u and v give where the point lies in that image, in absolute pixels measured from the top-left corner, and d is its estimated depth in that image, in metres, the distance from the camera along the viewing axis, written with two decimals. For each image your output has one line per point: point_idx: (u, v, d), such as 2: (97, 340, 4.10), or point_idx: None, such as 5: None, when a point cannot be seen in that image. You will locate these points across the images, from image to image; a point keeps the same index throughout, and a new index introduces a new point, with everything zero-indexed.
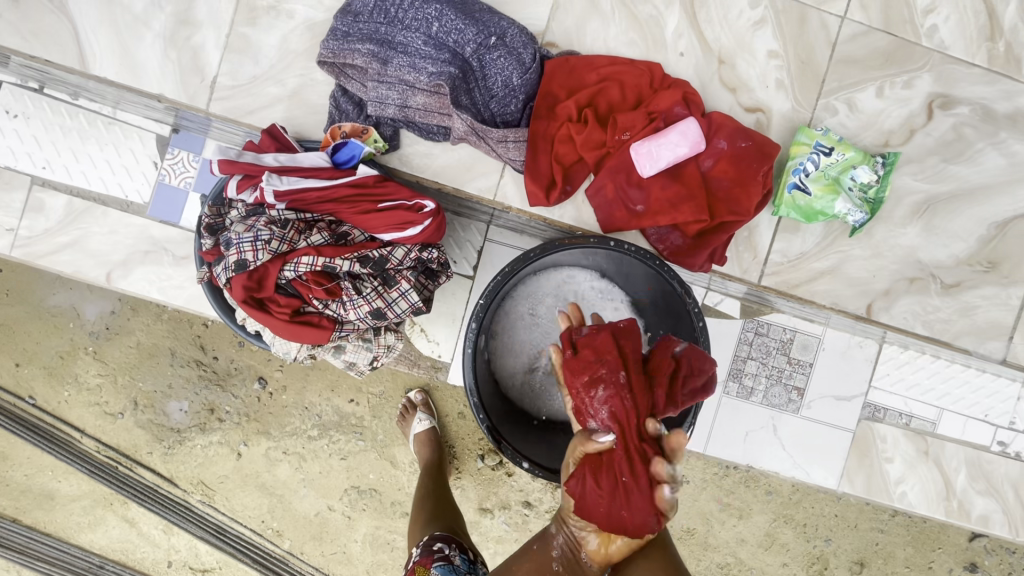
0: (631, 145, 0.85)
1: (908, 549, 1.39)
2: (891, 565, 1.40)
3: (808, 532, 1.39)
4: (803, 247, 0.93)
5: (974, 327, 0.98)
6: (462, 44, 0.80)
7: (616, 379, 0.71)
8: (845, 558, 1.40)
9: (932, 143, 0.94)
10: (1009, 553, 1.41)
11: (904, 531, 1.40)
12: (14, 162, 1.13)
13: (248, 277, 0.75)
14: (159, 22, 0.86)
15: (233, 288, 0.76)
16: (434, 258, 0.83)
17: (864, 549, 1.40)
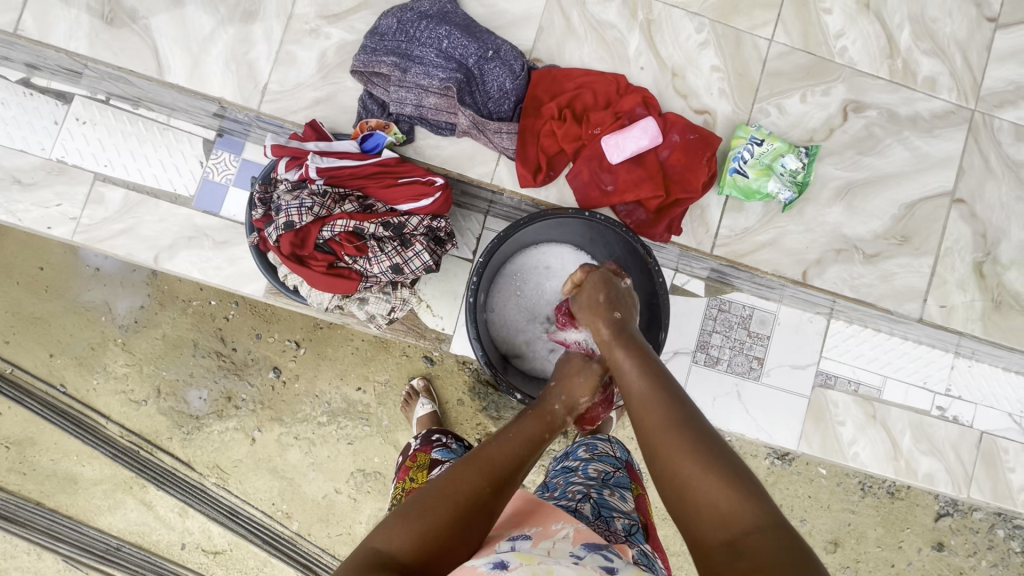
0: (601, 137, 1.06)
1: (879, 528, 1.54)
2: (864, 545, 1.55)
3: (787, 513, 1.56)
4: (747, 223, 1.13)
5: (894, 290, 1.16)
6: (466, 57, 1.02)
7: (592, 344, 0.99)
8: (822, 537, 1.55)
9: (848, 139, 1.15)
10: (974, 533, 1.56)
11: (875, 512, 1.56)
12: (81, 161, 1.32)
13: (294, 236, 0.94)
14: (223, 41, 1.07)
15: (281, 245, 0.94)
16: (441, 226, 1.00)
17: (839, 530, 1.55)
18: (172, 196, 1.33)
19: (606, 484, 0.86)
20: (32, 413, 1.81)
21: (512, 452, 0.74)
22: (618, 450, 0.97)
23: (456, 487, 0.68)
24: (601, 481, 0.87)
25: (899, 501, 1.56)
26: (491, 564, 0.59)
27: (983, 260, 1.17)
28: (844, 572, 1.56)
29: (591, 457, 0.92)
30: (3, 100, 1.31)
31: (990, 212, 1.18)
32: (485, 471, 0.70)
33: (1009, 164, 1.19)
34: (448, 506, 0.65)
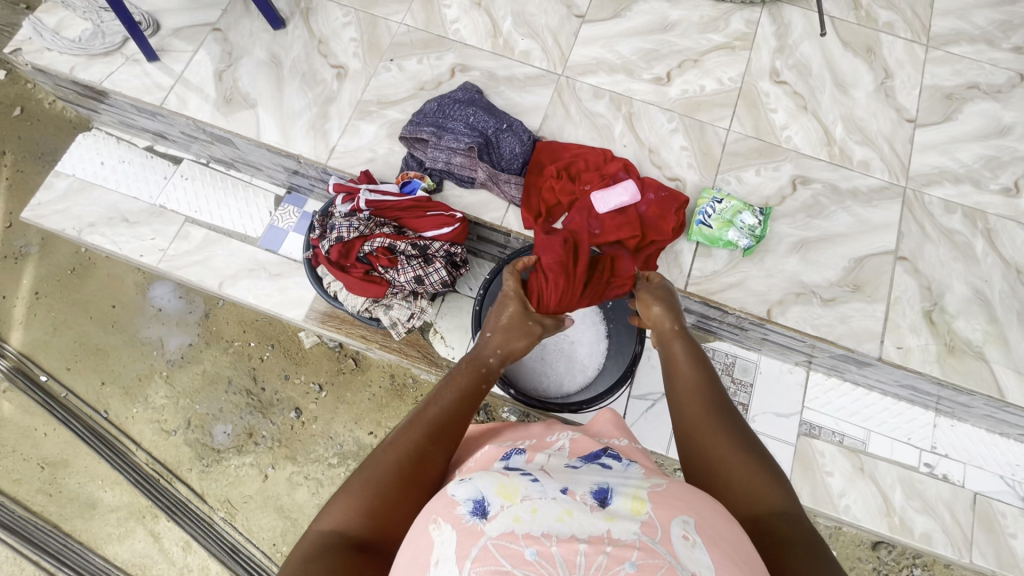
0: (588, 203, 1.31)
1: None
2: None
3: None
4: (715, 266, 1.33)
5: (852, 331, 1.31)
6: (487, 128, 1.33)
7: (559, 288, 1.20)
8: None
9: (798, 204, 1.39)
10: None
11: None
12: (177, 207, 1.66)
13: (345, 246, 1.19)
14: (307, 116, 1.43)
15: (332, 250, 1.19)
16: (458, 251, 1.25)
17: None
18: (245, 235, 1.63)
19: None
20: (72, 436, 1.97)
21: (448, 409, 0.83)
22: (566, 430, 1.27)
23: (400, 447, 0.75)
24: None
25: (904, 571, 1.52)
26: (472, 504, 0.62)
27: (932, 309, 1.33)
28: None
29: None
30: (130, 160, 1.70)
31: (932, 269, 1.36)
32: (423, 428, 0.79)
33: (942, 230, 1.39)
34: (390, 460, 0.74)
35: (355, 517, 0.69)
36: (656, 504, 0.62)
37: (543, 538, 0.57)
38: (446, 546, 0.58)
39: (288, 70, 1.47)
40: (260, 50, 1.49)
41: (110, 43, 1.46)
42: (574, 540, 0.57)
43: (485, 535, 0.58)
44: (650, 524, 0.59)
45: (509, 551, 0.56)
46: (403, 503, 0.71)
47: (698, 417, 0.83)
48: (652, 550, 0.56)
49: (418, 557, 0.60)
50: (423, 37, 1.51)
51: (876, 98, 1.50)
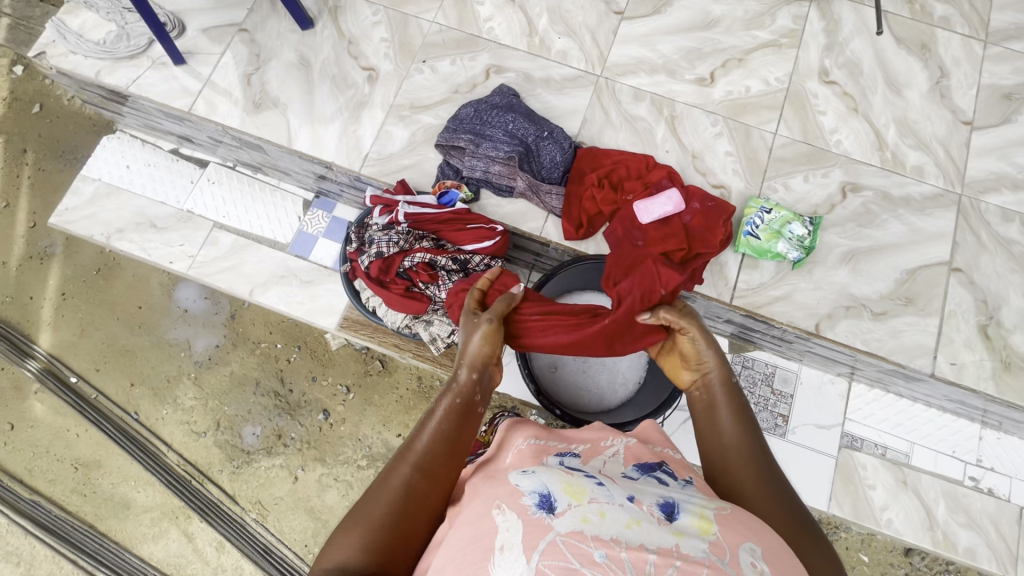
0: (624, 293, 1.15)
1: None
2: None
3: None
4: (761, 278, 1.29)
5: (904, 346, 1.27)
6: (527, 136, 1.29)
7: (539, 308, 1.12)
8: None
9: (848, 213, 1.34)
10: None
11: None
12: (205, 212, 1.63)
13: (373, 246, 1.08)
14: (339, 122, 1.39)
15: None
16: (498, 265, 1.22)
17: None
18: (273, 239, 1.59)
19: None
20: (103, 437, 1.98)
21: (447, 439, 0.77)
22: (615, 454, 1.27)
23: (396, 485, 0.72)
24: None
25: None
26: (539, 497, 0.62)
27: (987, 323, 1.28)
28: None
29: None
30: (155, 163, 1.67)
31: (988, 281, 1.31)
32: (416, 464, 0.74)
33: (999, 240, 1.33)
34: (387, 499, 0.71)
35: (351, 554, 0.67)
36: (723, 525, 0.60)
37: (612, 542, 0.56)
38: (512, 534, 0.59)
39: (318, 73, 1.43)
40: (288, 52, 1.44)
41: (136, 45, 1.42)
42: (643, 549, 0.56)
43: (553, 530, 0.58)
44: (718, 544, 0.57)
45: (578, 550, 0.55)
46: (399, 539, 0.70)
47: (727, 462, 0.77)
48: (720, 569, 0.55)
49: (478, 538, 0.60)
50: (455, 37, 1.45)
51: (931, 99, 1.43)
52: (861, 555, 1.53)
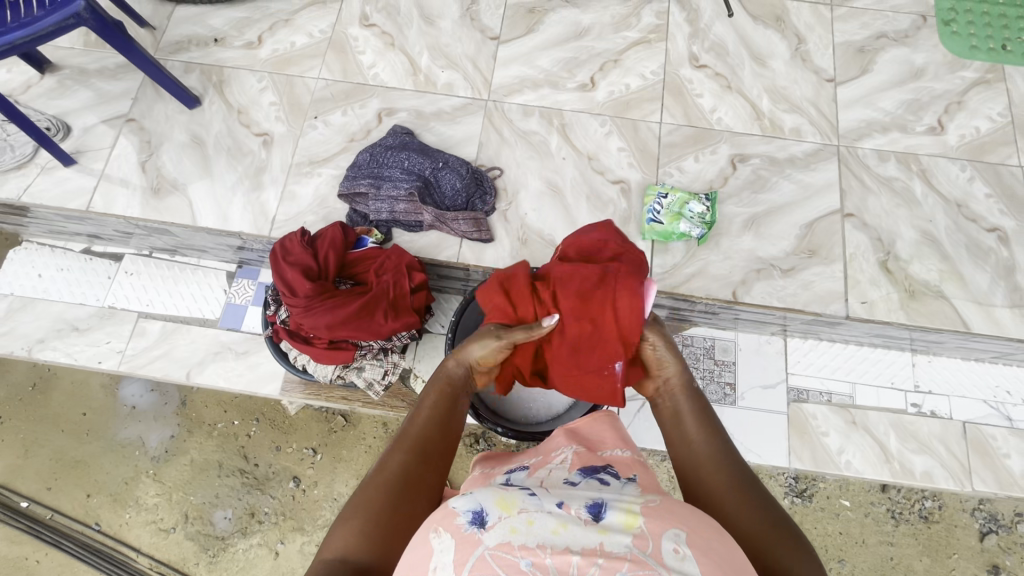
0: (328, 254, 1.19)
1: (923, 558, 1.71)
2: None
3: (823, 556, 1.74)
4: (674, 259, 1.35)
5: (817, 295, 1.34)
6: (424, 170, 1.32)
7: (320, 296, 1.12)
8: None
9: (741, 182, 1.42)
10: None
11: (914, 541, 1.73)
12: (128, 304, 1.60)
13: (326, 295, 1.13)
14: (241, 190, 1.40)
15: (304, 298, 1.12)
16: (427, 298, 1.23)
17: (883, 564, 1.72)
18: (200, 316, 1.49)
19: None
20: (67, 556, 1.89)
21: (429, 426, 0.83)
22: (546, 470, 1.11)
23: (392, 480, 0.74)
24: None
25: (942, 535, 1.73)
26: (471, 514, 0.61)
27: (886, 258, 1.37)
28: None
29: None
30: (68, 266, 1.63)
31: (878, 220, 1.40)
32: (406, 444, 0.79)
33: (881, 180, 1.43)
34: (382, 480, 0.74)
35: (350, 543, 0.68)
36: (648, 516, 0.60)
37: (538, 549, 0.56)
38: (444, 554, 0.57)
39: (213, 147, 1.44)
40: (180, 133, 1.45)
41: (22, 155, 1.42)
42: (568, 551, 0.56)
43: (482, 545, 0.57)
44: (643, 536, 0.57)
45: (505, 561, 0.55)
46: (391, 519, 0.70)
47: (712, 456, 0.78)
48: (642, 561, 0.54)
49: (412, 568, 0.58)
50: (343, 88, 1.49)
51: (794, 64, 1.54)
52: (841, 499, 1.74)
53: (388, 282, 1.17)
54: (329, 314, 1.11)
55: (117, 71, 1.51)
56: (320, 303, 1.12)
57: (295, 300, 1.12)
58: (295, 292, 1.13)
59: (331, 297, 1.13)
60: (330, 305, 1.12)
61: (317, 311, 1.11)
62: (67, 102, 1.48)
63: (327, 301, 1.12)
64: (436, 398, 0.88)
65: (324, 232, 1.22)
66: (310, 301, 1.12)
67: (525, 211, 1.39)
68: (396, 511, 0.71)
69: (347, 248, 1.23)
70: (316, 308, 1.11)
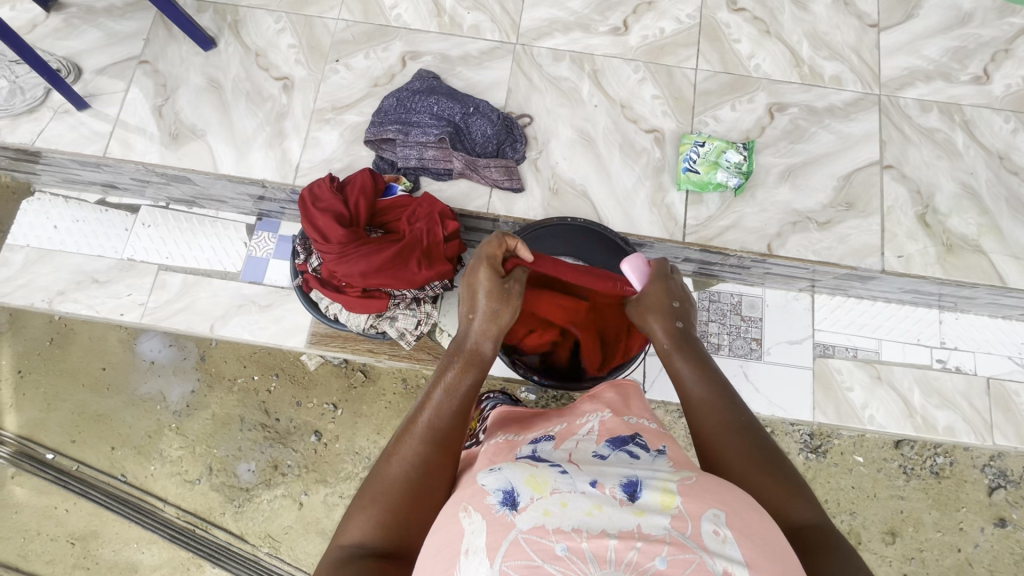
0: (358, 199, 1.15)
1: (933, 512, 1.75)
2: (924, 531, 1.75)
3: (837, 509, 1.78)
4: (708, 211, 1.32)
5: (853, 249, 1.32)
6: (454, 115, 1.27)
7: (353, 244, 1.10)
8: (878, 529, 1.76)
9: (778, 132, 1.38)
10: None
11: (924, 495, 1.76)
12: (147, 256, 1.57)
13: (359, 243, 1.10)
14: (263, 137, 1.36)
15: (337, 246, 1.09)
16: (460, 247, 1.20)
17: (893, 518, 1.76)
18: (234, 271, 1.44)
19: None
20: (94, 506, 1.92)
21: (440, 413, 0.77)
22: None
23: (409, 473, 0.71)
24: None
25: (953, 489, 1.76)
26: (501, 494, 0.57)
27: (925, 211, 1.34)
28: (910, 562, 1.74)
29: None
30: (84, 218, 1.60)
31: (918, 172, 1.36)
32: (419, 432, 0.75)
33: (922, 131, 1.39)
34: (396, 471, 0.71)
35: (367, 531, 0.67)
36: (686, 496, 0.55)
37: (573, 533, 0.52)
38: (475, 536, 0.54)
39: (231, 92, 1.39)
40: (196, 76, 1.39)
41: (33, 98, 1.37)
42: (604, 535, 0.52)
43: (515, 528, 0.53)
44: (681, 517, 0.53)
45: (540, 546, 0.51)
46: (416, 515, 0.69)
47: (702, 411, 0.77)
48: (682, 544, 0.50)
49: (444, 547, 0.55)
50: (365, 30, 1.42)
51: (836, 8, 1.47)
52: (856, 455, 1.77)
53: (421, 229, 1.14)
54: (364, 261, 1.09)
55: (126, 10, 1.43)
56: (354, 250, 1.09)
57: (328, 247, 1.10)
58: (328, 239, 1.10)
59: (364, 244, 1.10)
60: (365, 253, 1.09)
61: (350, 258, 1.09)
62: (76, 42, 1.41)
63: (361, 248, 1.09)
64: (465, 369, 0.83)
65: (353, 178, 1.19)
66: (344, 247, 1.09)
67: (556, 160, 1.35)
68: (412, 501, 0.69)
69: (377, 194, 1.20)
70: (350, 255, 1.09)
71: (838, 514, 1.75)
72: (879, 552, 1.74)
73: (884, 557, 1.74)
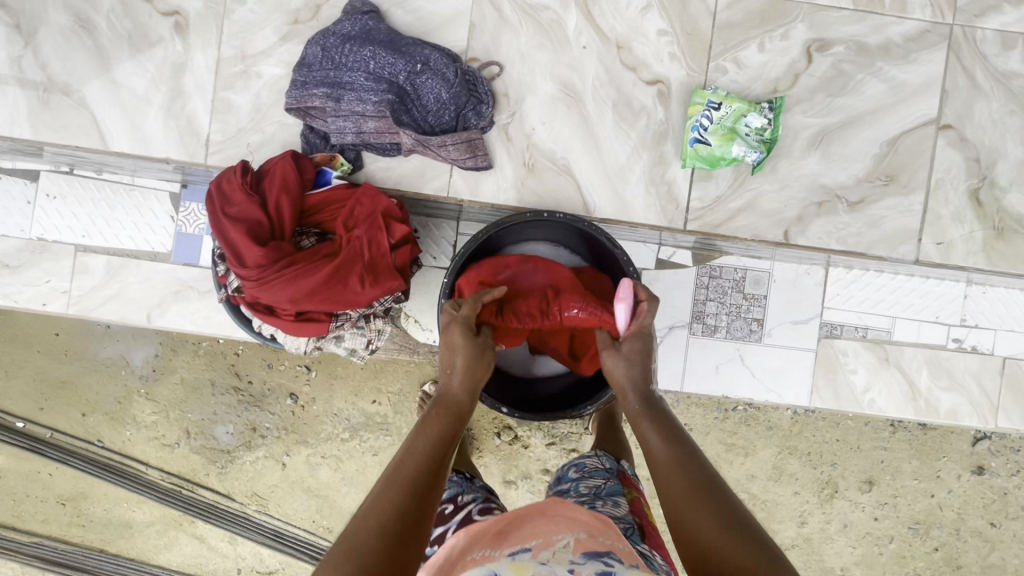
0: (278, 203, 0.92)
1: None
2: None
3: None
4: (718, 190, 1.08)
5: (885, 235, 1.10)
6: (397, 74, 0.98)
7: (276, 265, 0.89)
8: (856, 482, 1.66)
9: (816, 82, 1.08)
10: None
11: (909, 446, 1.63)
12: (59, 235, 1.35)
13: (282, 264, 0.89)
14: (158, 99, 1.06)
15: (255, 269, 0.88)
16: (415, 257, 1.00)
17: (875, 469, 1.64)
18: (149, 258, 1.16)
19: (598, 497, 0.82)
20: (76, 470, 1.89)
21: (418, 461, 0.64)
22: (605, 463, 0.92)
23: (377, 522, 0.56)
24: (593, 495, 0.82)
25: None
26: None
27: (979, 186, 1.10)
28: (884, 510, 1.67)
29: (582, 475, 0.88)
30: None
31: (981, 134, 1.10)
32: (401, 479, 0.61)
33: (996, 77, 1.10)
34: (361, 519, 0.56)
35: None
36: None
37: None
38: None
39: (107, 34, 1.06)
40: (57, 12, 1.05)
41: None
42: None
43: None
44: None
45: None
46: None
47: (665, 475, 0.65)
48: None
49: None
50: None
51: None
52: None
53: (360, 239, 0.93)
54: (292, 288, 0.89)
55: None
56: (278, 274, 0.88)
57: (245, 271, 0.89)
58: (244, 262, 0.89)
59: (290, 264, 0.89)
60: (292, 277, 0.89)
61: (273, 285, 0.88)
62: None
63: (286, 270, 0.89)
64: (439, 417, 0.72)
65: (270, 171, 0.94)
66: (262, 270, 0.88)
67: (532, 125, 1.07)
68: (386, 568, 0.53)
69: (304, 190, 0.96)
70: (272, 280, 0.88)
71: (819, 468, 1.64)
72: (856, 501, 1.64)
73: (862, 506, 1.65)
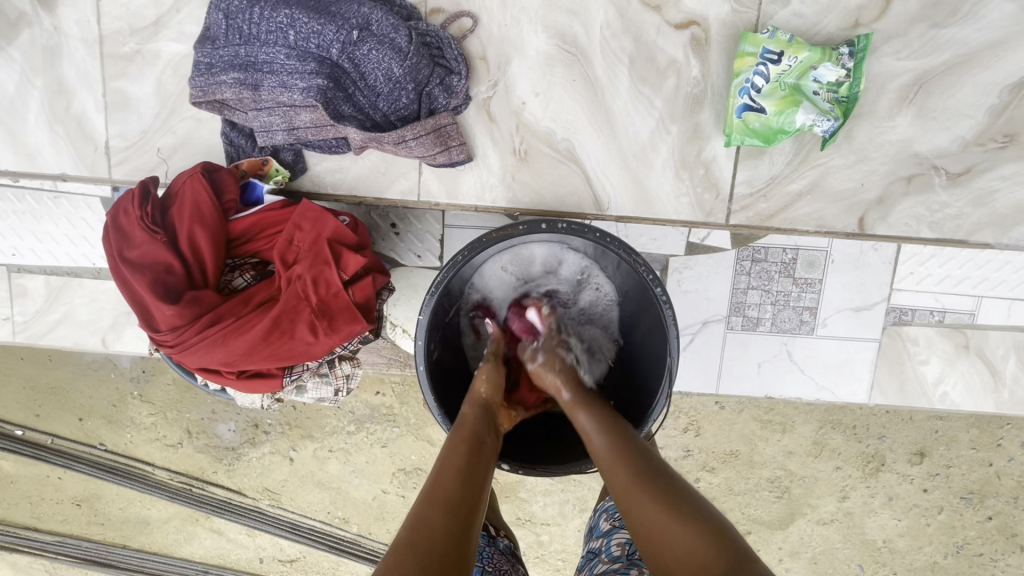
0: (190, 239, 0.71)
1: None
2: None
3: None
4: (771, 170, 0.82)
5: (996, 216, 0.84)
6: (326, 48, 0.72)
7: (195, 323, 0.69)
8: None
9: (914, 7, 0.77)
10: None
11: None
12: None
13: (202, 322, 0.69)
14: (37, 98, 0.83)
15: (170, 331, 0.69)
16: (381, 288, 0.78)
17: None
18: (83, 278, 0.91)
19: (632, 560, 0.57)
20: None
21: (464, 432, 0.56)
22: None
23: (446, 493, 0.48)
24: (627, 559, 0.57)
25: None
26: None
27: None
28: None
29: (613, 526, 0.64)
30: None
31: None
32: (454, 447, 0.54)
33: None
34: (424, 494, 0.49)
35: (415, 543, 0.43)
36: None
37: None
38: None
39: None
40: None
41: None
42: None
43: None
44: None
45: None
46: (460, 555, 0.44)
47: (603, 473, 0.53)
48: None
49: None
50: None
51: None
52: None
53: (303, 279, 0.72)
54: (221, 350, 0.69)
55: None
56: (199, 334, 0.69)
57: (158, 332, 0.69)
58: (157, 323, 0.69)
59: (212, 321, 0.69)
60: (217, 337, 0.69)
61: (197, 348, 0.69)
62: None
63: (208, 328, 0.69)
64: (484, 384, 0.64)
65: (178, 197, 0.72)
66: (178, 331, 0.68)
67: (521, 98, 0.81)
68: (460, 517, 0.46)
69: (227, 217, 0.75)
70: (193, 343, 0.69)
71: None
72: (905, 475, 0.99)
73: (912, 479, 0.99)
